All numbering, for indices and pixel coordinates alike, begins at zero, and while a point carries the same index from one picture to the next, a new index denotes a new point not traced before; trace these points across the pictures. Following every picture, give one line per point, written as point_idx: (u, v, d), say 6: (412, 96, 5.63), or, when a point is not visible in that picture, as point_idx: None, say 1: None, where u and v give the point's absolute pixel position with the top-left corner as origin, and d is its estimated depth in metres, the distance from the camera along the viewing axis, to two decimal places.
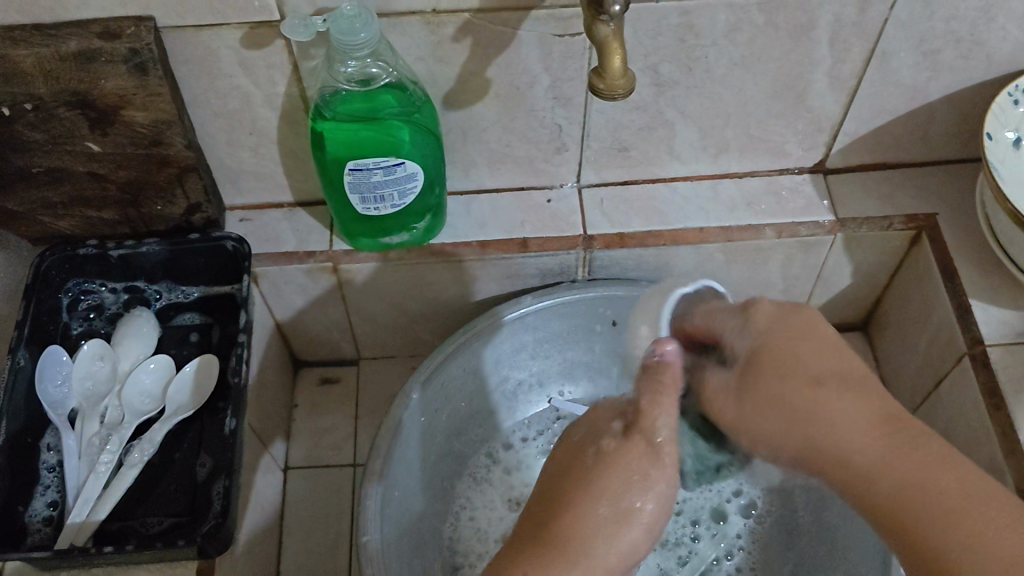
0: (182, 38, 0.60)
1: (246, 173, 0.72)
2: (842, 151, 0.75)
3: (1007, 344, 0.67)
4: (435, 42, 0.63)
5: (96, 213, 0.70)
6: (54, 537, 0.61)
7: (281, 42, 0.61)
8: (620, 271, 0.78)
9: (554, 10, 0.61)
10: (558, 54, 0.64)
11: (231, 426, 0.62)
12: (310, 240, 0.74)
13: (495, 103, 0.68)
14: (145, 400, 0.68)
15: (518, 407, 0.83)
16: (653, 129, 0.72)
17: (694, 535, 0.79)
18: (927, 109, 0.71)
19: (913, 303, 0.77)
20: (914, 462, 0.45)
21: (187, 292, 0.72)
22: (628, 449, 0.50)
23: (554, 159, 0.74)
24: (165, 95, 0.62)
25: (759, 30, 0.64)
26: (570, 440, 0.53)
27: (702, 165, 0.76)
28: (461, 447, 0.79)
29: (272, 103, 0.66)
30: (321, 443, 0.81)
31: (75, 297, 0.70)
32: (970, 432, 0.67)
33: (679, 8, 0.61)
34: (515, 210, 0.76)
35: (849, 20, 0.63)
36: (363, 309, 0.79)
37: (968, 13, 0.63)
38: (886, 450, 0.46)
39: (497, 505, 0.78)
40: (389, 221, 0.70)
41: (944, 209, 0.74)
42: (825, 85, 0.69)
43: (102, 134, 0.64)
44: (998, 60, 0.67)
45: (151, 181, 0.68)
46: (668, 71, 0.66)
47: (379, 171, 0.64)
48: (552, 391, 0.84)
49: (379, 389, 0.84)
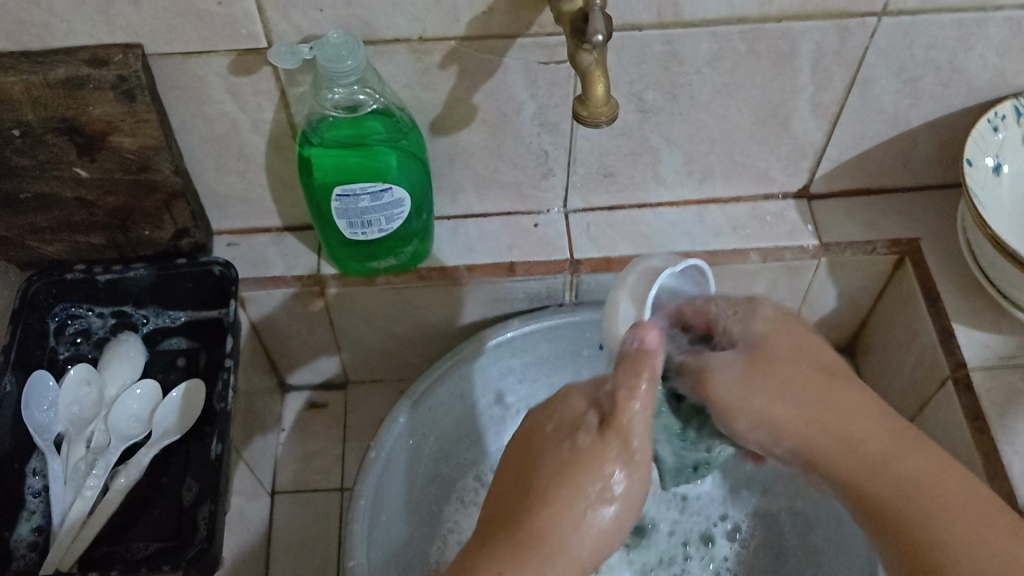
0: (170, 65, 0.61)
1: (234, 198, 0.73)
2: (826, 177, 0.76)
3: (990, 368, 0.67)
4: (422, 70, 0.63)
5: (84, 238, 0.70)
6: (39, 563, 0.62)
7: (269, 69, 0.62)
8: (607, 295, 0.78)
9: (539, 39, 0.62)
10: (544, 81, 0.65)
11: (217, 450, 0.62)
12: (297, 264, 0.74)
13: (482, 129, 0.69)
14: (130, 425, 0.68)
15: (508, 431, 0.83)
16: (639, 155, 0.72)
17: (684, 556, 0.79)
18: (908, 135, 0.72)
19: (897, 327, 0.77)
20: (893, 452, 0.49)
21: (175, 317, 0.72)
22: (603, 446, 0.49)
23: (541, 185, 0.75)
24: (153, 121, 0.62)
25: (742, 58, 0.64)
26: (538, 426, 0.51)
27: (688, 190, 0.77)
28: (450, 471, 0.79)
29: (260, 128, 0.67)
30: (309, 468, 0.81)
31: (62, 322, 0.70)
32: (954, 455, 0.68)
33: (663, 37, 0.62)
34: (502, 235, 0.76)
35: (830, 48, 0.64)
36: (351, 333, 0.79)
37: (947, 42, 0.64)
38: (873, 450, 0.49)
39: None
40: (377, 246, 0.70)
41: (927, 233, 0.75)
42: (807, 112, 0.70)
43: (90, 160, 0.64)
44: (977, 88, 0.68)
45: (139, 207, 0.68)
46: (653, 98, 0.67)
47: (366, 197, 0.65)
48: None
49: (367, 413, 0.84)
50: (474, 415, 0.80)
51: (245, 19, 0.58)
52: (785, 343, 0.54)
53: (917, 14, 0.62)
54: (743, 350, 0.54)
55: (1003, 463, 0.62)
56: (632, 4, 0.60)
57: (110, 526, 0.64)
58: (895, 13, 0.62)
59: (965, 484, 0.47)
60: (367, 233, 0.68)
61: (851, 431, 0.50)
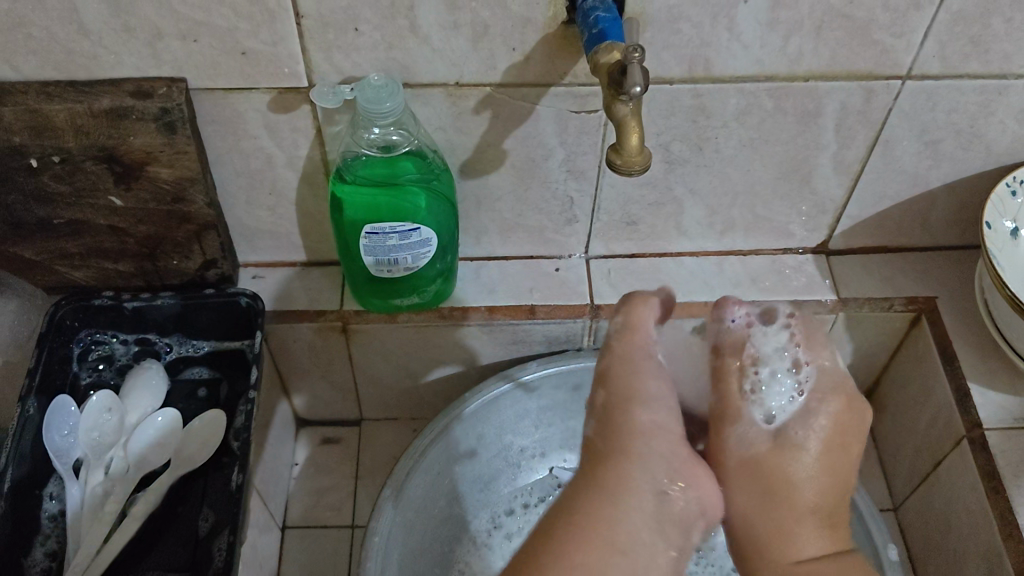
0: (210, 100, 0.62)
1: (263, 231, 0.74)
2: (845, 233, 0.77)
3: (1005, 428, 0.68)
4: (456, 113, 0.65)
5: (113, 265, 0.71)
6: None
7: (307, 107, 0.63)
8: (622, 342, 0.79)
9: (572, 88, 0.63)
10: (575, 129, 0.66)
11: (237, 480, 0.62)
12: (321, 299, 0.75)
13: (510, 173, 0.70)
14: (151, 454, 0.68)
15: (519, 473, 0.83)
16: (662, 205, 0.73)
17: None
18: (927, 196, 0.74)
19: (911, 385, 0.78)
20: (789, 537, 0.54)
21: (198, 346, 0.72)
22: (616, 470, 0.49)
23: (565, 230, 0.76)
24: (191, 153, 0.64)
25: (768, 114, 0.66)
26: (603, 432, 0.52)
27: (709, 241, 0.78)
28: (462, 512, 0.79)
29: (294, 165, 0.68)
30: (320, 503, 0.80)
31: (86, 347, 0.70)
32: (968, 513, 0.68)
33: (693, 91, 0.64)
34: (523, 278, 0.77)
35: (855, 108, 0.66)
36: (369, 369, 0.79)
37: (969, 107, 0.66)
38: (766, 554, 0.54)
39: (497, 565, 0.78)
40: (400, 285, 0.71)
41: (944, 293, 0.76)
42: (829, 169, 0.71)
43: (125, 189, 0.65)
44: (996, 153, 0.70)
45: (170, 236, 0.69)
46: (679, 150, 0.68)
47: (394, 236, 0.66)
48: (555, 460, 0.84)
49: (381, 450, 0.84)
50: (489, 455, 0.80)
51: (289, 57, 0.60)
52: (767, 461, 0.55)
53: (939, 79, 0.64)
54: (745, 439, 0.56)
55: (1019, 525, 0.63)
56: (664, 58, 0.61)
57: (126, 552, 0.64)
58: (918, 77, 0.64)
59: None
60: (392, 270, 0.69)
61: (768, 508, 0.54)
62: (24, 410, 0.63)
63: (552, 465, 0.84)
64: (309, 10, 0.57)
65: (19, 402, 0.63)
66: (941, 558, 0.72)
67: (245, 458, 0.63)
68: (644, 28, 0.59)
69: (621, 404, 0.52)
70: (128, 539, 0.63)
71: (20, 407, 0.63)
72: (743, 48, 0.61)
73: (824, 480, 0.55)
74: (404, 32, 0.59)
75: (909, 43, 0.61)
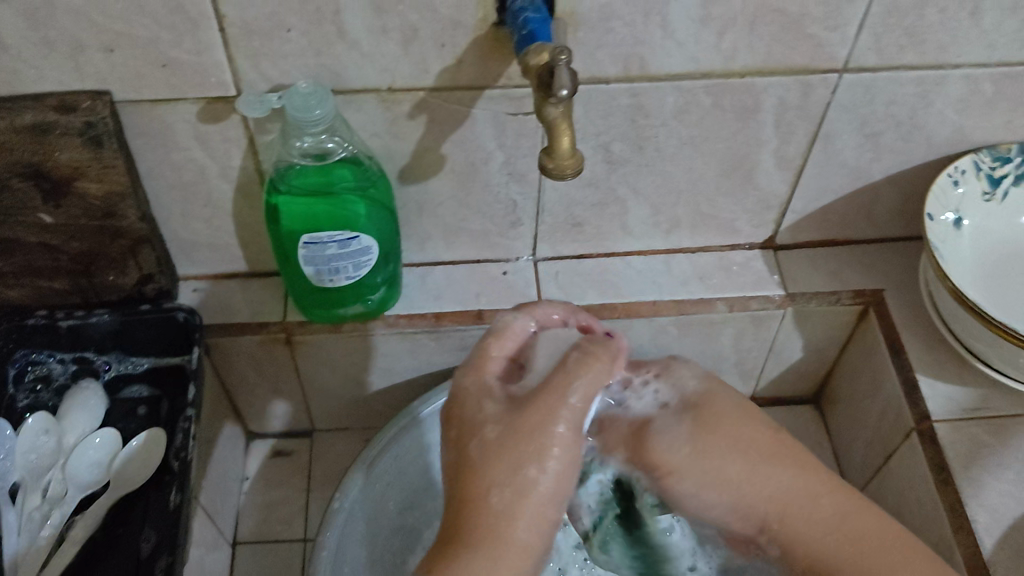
0: (138, 112, 0.61)
1: (200, 244, 0.72)
2: (791, 228, 0.77)
3: (953, 420, 0.68)
4: (391, 119, 0.64)
5: (47, 283, 0.69)
6: None
7: (237, 117, 0.62)
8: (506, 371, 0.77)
9: (507, 90, 0.62)
10: (513, 131, 0.65)
11: (175, 500, 0.62)
12: (263, 311, 0.74)
13: (451, 178, 0.69)
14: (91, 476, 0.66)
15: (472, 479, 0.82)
16: (605, 206, 0.73)
17: None
18: (871, 188, 0.74)
19: (861, 378, 0.78)
20: (747, 478, 0.58)
21: (138, 364, 0.70)
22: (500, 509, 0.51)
23: (510, 234, 0.75)
24: (120, 167, 0.62)
25: (707, 111, 0.65)
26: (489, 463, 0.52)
27: (655, 240, 0.77)
28: (415, 522, 0.77)
29: (227, 175, 0.67)
30: (271, 517, 0.79)
31: (22, 368, 0.68)
32: (919, 506, 0.68)
33: (630, 90, 0.63)
34: (469, 283, 0.76)
35: (793, 103, 0.66)
36: (316, 380, 0.78)
37: (907, 98, 0.66)
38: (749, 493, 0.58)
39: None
40: (343, 293, 0.70)
41: (890, 285, 0.76)
42: (772, 164, 0.70)
43: (55, 205, 0.64)
44: (937, 143, 0.70)
45: (105, 252, 0.68)
46: (620, 149, 0.68)
47: (333, 245, 0.65)
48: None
49: (332, 462, 0.83)
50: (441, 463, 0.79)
51: (215, 67, 0.59)
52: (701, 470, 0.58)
53: (876, 71, 0.64)
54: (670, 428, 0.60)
55: (967, 516, 0.63)
56: (599, 58, 0.61)
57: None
58: (856, 70, 0.63)
59: (831, 508, 0.56)
60: (334, 278, 0.68)
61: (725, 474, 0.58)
62: None
63: None
64: (234, 17, 0.56)
65: None
66: None
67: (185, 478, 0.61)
68: (575, 28, 0.59)
69: (537, 496, 0.51)
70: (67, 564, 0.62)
71: None
72: (677, 45, 0.61)
73: (745, 455, 0.58)
74: (332, 38, 0.58)
75: (843, 37, 0.61)
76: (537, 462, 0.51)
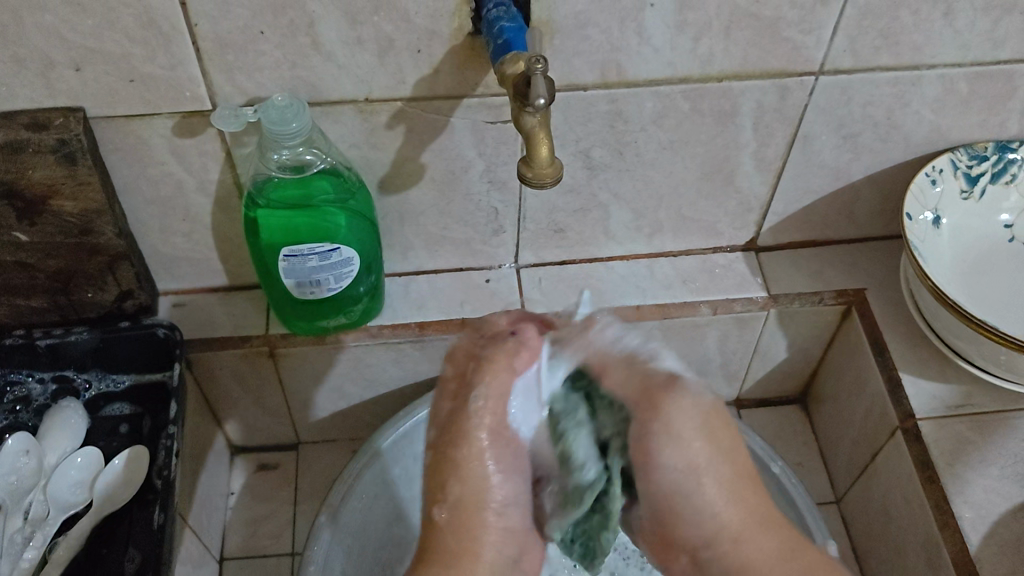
0: (112, 127, 0.60)
1: (180, 259, 0.72)
2: (773, 229, 0.77)
3: (937, 417, 0.68)
4: (369, 129, 0.63)
5: (24, 302, 0.68)
6: None
7: (214, 131, 0.62)
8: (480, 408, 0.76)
9: (484, 99, 0.62)
10: (492, 140, 0.65)
11: (158, 520, 0.61)
12: (245, 325, 0.73)
13: (432, 187, 0.69)
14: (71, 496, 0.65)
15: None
16: (587, 211, 0.73)
17: None
18: (851, 189, 0.74)
19: (846, 377, 0.78)
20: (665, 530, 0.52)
21: (118, 381, 0.70)
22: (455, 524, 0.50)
23: (492, 241, 0.74)
24: (95, 184, 0.61)
25: (685, 116, 0.65)
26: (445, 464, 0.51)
27: (638, 245, 0.77)
28: (403, 533, 0.77)
29: (206, 189, 0.66)
30: (259, 532, 0.78)
31: (1, 388, 0.68)
32: (905, 504, 0.68)
33: (608, 96, 0.63)
34: (452, 291, 0.76)
35: (770, 105, 0.66)
36: (300, 392, 0.78)
37: (884, 99, 0.66)
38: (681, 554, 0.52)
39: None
40: (324, 305, 0.70)
41: (872, 284, 0.76)
42: (751, 167, 0.71)
43: (29, 224, 0.63)
44: (915, 142, 0.70)
45: (82, 270, 0.67)
46: (600, 155, 0.68)
47: (314, 257, 0.65)
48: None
49: (319, 474, 0.82)
50: None
51: (189, 81, 0.58)
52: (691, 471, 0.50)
53: (852, 73, 0.64)
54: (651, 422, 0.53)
55: (954, 514, 0.63)
56: (576, 65, 0.61)
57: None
58: (832, 72, 0.64)
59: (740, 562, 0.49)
60: (317, 290, 0.68)
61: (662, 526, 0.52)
62: None
63: None
64: (207, 31, 0.56)
65: None
66: (884, 550, 0.72)
67: (169, 496, 0.61)
68: (552, 35, 0.58)
69: (476, 508, 0.50)
70: None
71: None
72: (654, 51, 0.61)
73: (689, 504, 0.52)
74: (306, 50, 0.58)
75: (819, 40, 0.61)
76: (462, 478, 0.51)
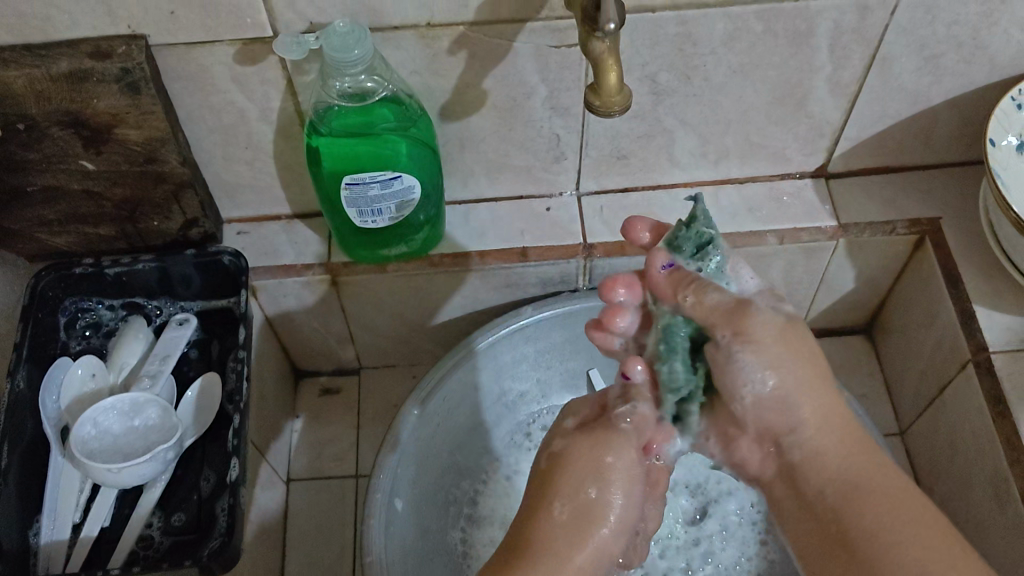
0: (173, 56, 0.60)
1: (243, 186, 0.72)
2: (844, 156, 0.74)
3: (1012, 351, 0.66)
4: (431, 55, 0.62)
5: (93, 229, 0.70)
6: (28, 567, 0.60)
7: (274, 58, 0.61)
8: (476, 379, 0.75)
9: (549, 22, 0.60)
10: (556, 64, 0.63)
11: (233, 443, 0.61)
12: (308, 252, 0.74)
13: (493, 113, 0.67)
14: (152, 404, 0.64)
15: (517, 412, 0.82)
16: (653, 137, 0.71)
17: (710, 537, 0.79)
18: (930, 113, 0.70)
19: (916, 308, 0.76)
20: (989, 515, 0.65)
21: (186, 307, 0.72)
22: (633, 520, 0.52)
23: (554, 168, 0.73)
24: (158, 113, 0.61)
25: (758, 38, 0.62)
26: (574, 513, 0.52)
27: (703, 171, 0.75)
28: (464, 461, 0.78)
29: (268, 117, 0.66)
30: (324, 455, 0.80)
31: (73, 315, 0.70)
32: (975, 441, 0.66)
33: (677, 17, 0.60)
34: (514, 219, 0.75)
35: (849, 26, 0.62)
36: (364, 319, 0.78)
37: (971, 18, 0.62)
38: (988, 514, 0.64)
39: (513, 498, 0.79)
40: (387, 234, 0.70)
41: (948, 212, 0.73)
42: (825, 90, 0.68)
43: (96, 152, 0.63)
44: (1001, 63, 0.66)
45: (148, 198, 0.68)
46: (666, 80, 0.65)
47: (376, 185, 0.64)
48: (554, 399, 0.83)
49: (381, 397, 0.84)
50: (489, 401, 0.78)
51: (249, 8, 0.57)
52: (780, 339, 0.53)
53: None
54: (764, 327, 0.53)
55: None
56: None
57: (155, 526, 0.63)
58: None
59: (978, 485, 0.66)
60: (704, 274, 0.57)
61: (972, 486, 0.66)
62: (13, 384, 0.62)
63: (551, 405, 0.83)
64: None
65: (9, 377, 0.62)
66: (949, 479, 0.71)
67: (242, 407, 0.62)
68: None
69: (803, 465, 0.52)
70: (109, 505, 0.63)
71: (10, 380, 0.62)
72: None
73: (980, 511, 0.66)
74: None
75: None
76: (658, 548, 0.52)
